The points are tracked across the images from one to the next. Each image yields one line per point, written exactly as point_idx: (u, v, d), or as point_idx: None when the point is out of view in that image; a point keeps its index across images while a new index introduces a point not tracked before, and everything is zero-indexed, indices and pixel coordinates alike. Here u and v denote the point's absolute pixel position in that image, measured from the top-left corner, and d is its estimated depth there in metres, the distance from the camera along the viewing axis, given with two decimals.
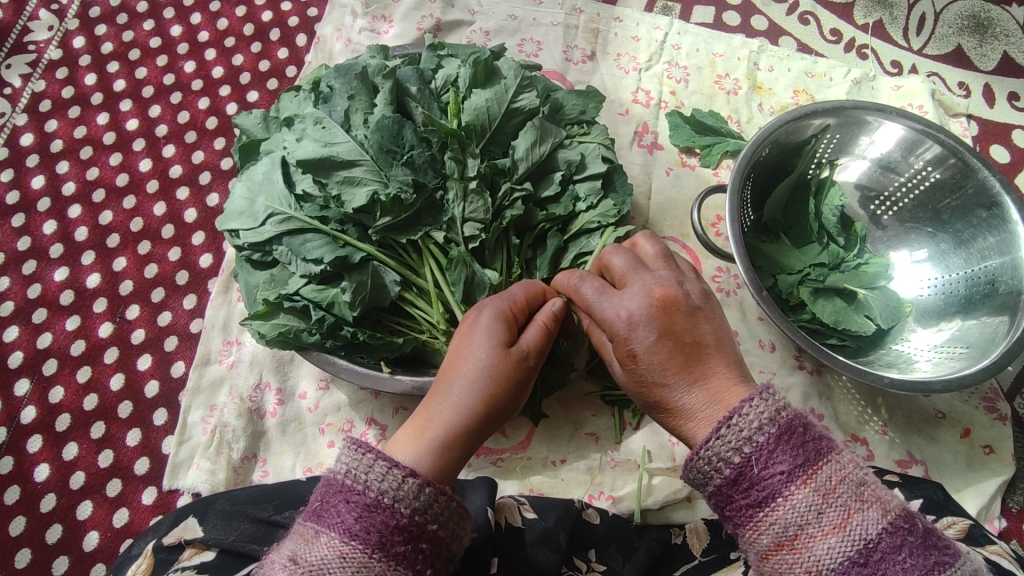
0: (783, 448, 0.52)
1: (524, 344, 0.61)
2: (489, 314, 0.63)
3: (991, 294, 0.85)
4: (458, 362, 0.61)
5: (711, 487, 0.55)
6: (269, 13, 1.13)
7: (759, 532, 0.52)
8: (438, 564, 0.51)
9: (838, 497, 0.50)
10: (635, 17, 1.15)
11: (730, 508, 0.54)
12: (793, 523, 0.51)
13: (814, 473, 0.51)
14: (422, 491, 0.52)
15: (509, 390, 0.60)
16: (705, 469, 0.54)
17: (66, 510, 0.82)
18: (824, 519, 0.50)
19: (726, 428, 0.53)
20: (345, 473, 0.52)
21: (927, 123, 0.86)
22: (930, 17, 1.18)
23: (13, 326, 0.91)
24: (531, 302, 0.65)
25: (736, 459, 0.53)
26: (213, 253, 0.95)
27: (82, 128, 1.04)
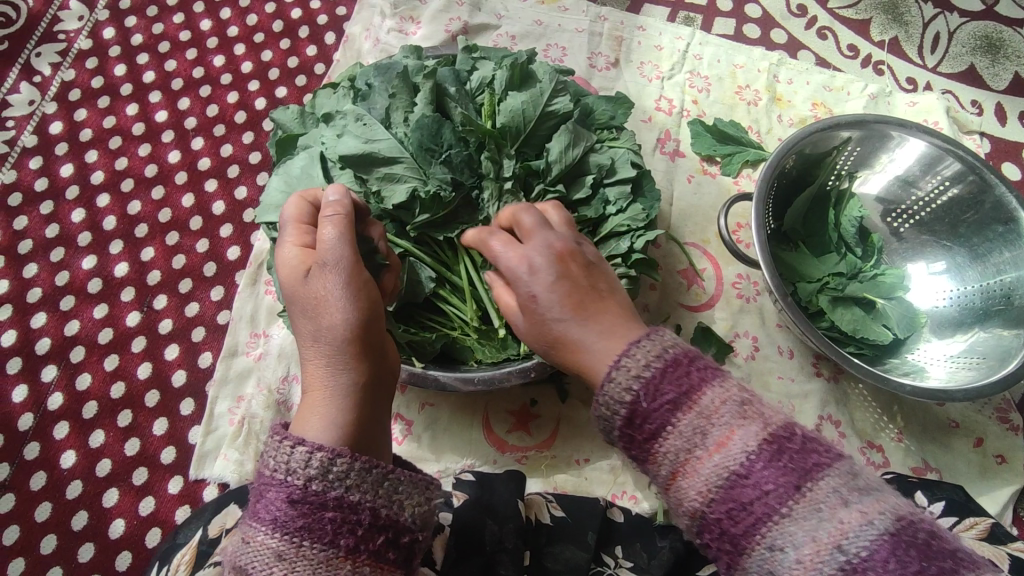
0: (670, 377, 0.53)
1: (326, 253, 0.56)
2: (283, 261, 0.59)
3: (1007, 307, 0.87)
4: (301, 319, 0.57)
5: (615, 429, 0.56)
6: (298, 10, 1.14)
7: (658, 463, 0.54)
8: (358, 530, 0.48)
9: (720, 417, 0.52)
10: (658, 27, 1.17)
11: (636, 446, 0.55)
12: (683, 448, 0.52)
13: (698, 398, 0.53)
14: (314, 457, 0.49)
15: (359, 301, 0.56)
16: (605, 411, 0.56)
17: (93, 497, 0.84)
18: (708, 438, 0.51)
19: (617, 369, 0.55)
20: (256, 459, 0.52)
21: (947, 140, 0.89)
22: (943, 36, 1.21)
23: (41, 312, 0.93)
24: (303, 221, 0.61)
25: (628, 397, 0.54)
26: (240, 246, 0.96)
27: (111, 118, 1.05)
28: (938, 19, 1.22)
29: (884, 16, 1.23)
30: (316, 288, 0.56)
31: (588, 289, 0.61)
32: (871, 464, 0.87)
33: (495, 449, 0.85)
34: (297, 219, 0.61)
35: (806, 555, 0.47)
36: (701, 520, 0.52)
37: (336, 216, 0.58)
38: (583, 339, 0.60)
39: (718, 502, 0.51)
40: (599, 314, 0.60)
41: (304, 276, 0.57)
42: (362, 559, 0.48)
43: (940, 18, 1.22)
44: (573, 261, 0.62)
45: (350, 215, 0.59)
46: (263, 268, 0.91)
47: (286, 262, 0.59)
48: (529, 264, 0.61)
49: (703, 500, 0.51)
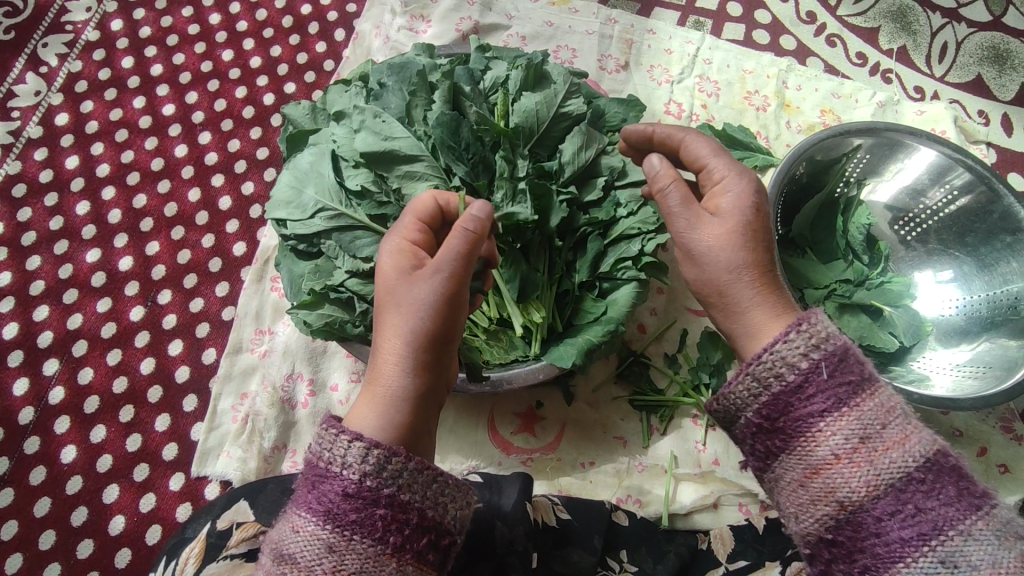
0: (850, 365, 0.56)
1: (443, 264, 0.56)
2: (392, 249, 0.59)
3: (1013, 317, 0.87)
4: (388, 313, 0.57)
5: (769, 399, 0.56)
6: (308, 6, 1.13)
7: (815, 444, 0.55)
8: (406, 529, 0.50)
9: (897, 416, 0.55)
10: (668, 31, 1.17)
11: (784, 420, 0.56)
12: (855, 434, 0.54)
13: (875, 391, 0.55)
14: (369, 455, 0.50)
15: (443, 320, 0.56)
16: (765, 377, 0.56)
17: (92, 493, 0.83)
18: (886, 432, 0.54)
19: (796, 333, 0.56)
20: (312, 448, 0.54)
21: (957, 149, 0.88)
22: (952, 46, 1.21)
23: (44, 305, 0.92)
24: (424, 217, 0.61)
25: (805, 365, 0.55)
26: (247, 242, 0.95)
27: (118, 111, 1.04)
28: (946, 29, 1.22)
29: (893, 25, 1.23)
30: (420, 289, 0.56)
31: (770, 245, 0.63)
32: None
33: (499, 451, 0.85)
34: (423, 216, 0.61)
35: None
36: (849, 512, 0.54)
37: (472, 231, 0.57)
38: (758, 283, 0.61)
39: (886, 498, 0.53)
40: (768, 279, 0.62)
41: (411, 273, 0.57)
42: (407, 559, 0.50)
43: (948, 28, 1.22)
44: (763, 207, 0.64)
45: (479, 237, 0.57)
46: (269, 264, 0.91)
47: (394, 251, 0.59)
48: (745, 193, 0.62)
49: (865, 494, 0.53)
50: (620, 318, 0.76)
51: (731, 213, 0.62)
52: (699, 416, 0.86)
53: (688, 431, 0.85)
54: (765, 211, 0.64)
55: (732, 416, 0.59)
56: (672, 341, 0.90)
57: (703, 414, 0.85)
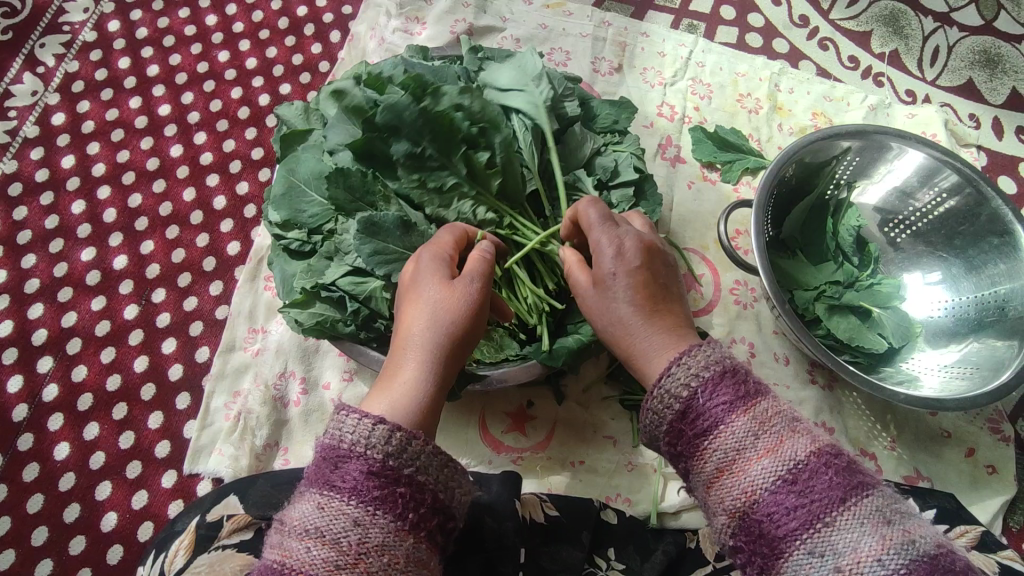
0: (730, 379, 0.56)
1: (479, 273, 0.64)
2: (430, 256, 0.64)
3: (1001, 318, 0.87)
4: (416, 307, 0.61)
5: (660, 425, 0.58)
6: (304, 8, 1.14)
7: (703, 460, 0.55)
8: (422, 508, 0.52)
9: (773, 425, 0.54)
10: (661, 33, 1.18)
11: (681, 443, 0.57)
12: (733, 449, 0.54)
13: (751, 405, 0.55)
14: (393, 436, 0.52)
15: (467, 320, 0.62)
16: (656, 406, 0.58)
17: (85, 489, 0.83)
18: (759, 442, 0.53)
19: (677, 364, 0.57)
20: (328, 432, 0.55)
21: (945, 152, 0.90)
22: (943, 50, 1.22)
23: (39, 303, 0.93)
24: (455, 236, 0.67)
25: (683, 394, 0.56)
26: (241, 241, 0.96)
27: (114, 111, 1.05)
28: (938, 33, 1.23)
29: (885, 29, 1.24)
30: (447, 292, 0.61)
31: (653, 300, 0.62)
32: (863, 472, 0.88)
33: (490, 449, 0.85)
34: (455, 233, 0.67)
35: (847, 563, 0.49)
36: (740, 520, 0.54)
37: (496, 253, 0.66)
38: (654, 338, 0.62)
39: (765, 503, 0.52)
40: (662, 314, 0.63)
41: (443, 277, 0.62)
42: (421, 537, 0.51)
43: (939, 32, 1.23)
44: (658, 256, 0.64)
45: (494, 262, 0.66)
46: (263, 264, 0.91)
47: (432, 258, 0.63)
48: (618, 246, 0.63)
49: (746, 501, 0.53)
50: None
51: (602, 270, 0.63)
52: None
53: None
54: (640, 266, 0.62)
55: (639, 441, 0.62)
56: None
57: None
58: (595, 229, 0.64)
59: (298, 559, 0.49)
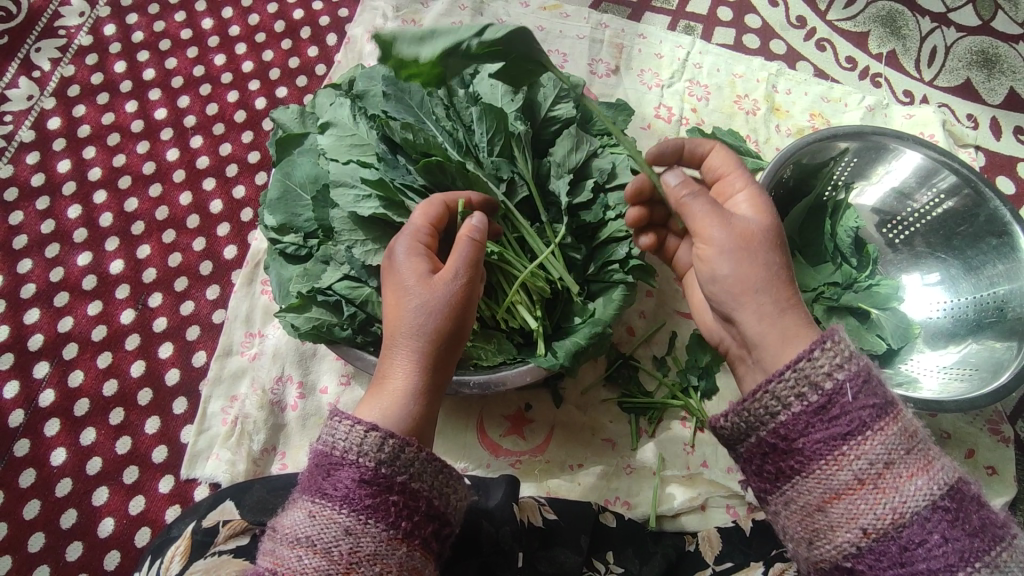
0: (871, 386, 0.56)
1: (459, 265, 0.60)
2: (408, 252, 0.61)
3: (1000, 319, 0.87)
4: (398, 308, 0.59)
5: (787, 415, 0.57)
6: (300, 11, 1.14)
7: (838, 468, 0.55)
8: (415, 516, 0.52)
9: (919, 444, 0.56)
10: (658, 35, 1.18)
11: (809, 441, 0.56)
12: (879, 460, 0.54)
13: (899, 414, 0.56)
14: (386, 443, 0.52)
15: (453, 316, 0.59)
16: (788, 394, 0.56)
17: (82, 495, 0.83)
18: (910, 460, 0.54)
19: (821, 350, 0.56)
20: (320, 438, 0.55)
21: (943, 152, 0.89)
22: (940, 50, 1.22)
23: (35, 308, 0.93)
24: (432, 224, 0.64)
25: (828, 385, 0.55)
26: (238, 245, 0.95)
27: (110, 115, 1.05)
28: (935, 34, 1.23)
29: (883, 30, 1.24)
30: (431, 291, 0.58)
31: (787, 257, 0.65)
32: None
33: (488, 453, 0.85)
34: (433, 222, 0.64)
35: None
36: (874, 540, 0.54)
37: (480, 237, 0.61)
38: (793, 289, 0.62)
39: (913, 527, 0.53)
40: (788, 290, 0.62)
41: (424, 275, 0.59)
42: (415, 544, 0.51)
43: (937, 33, 1.23)
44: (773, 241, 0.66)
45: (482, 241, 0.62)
46: (259, 268, 0.91)
47: (412, 255, 0.61)
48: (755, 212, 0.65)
49: (888, 522, 0.54)
50: (607, 321, 0.76)
51: (759, 215, 0.64)
52: (687, 418, 0.87)
53: (676, 433, 0.86)
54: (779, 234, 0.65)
55: (742, 435, 0.60)
56: (661, 344, 0.91)
57: (690, 416, 0.86)
58: (744, 181, 0.68)
59: (290, 567, 0.49)
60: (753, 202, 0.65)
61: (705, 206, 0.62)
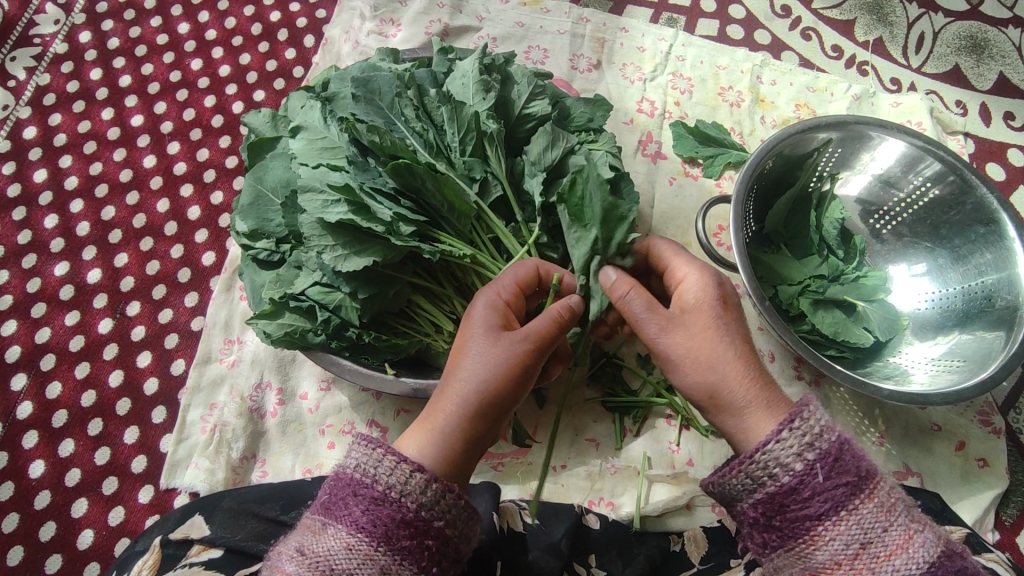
0: (846, 462, 0.55)
1: (529, 331, 0.61)
2: (485, 303, 0.64)
3: (988, 308, 0.86)
4: (461, 354, 0.62)
5: (762, 495, 0.56)
6: (277, 13, 1.13)
7: (814, 547, 0.54)
8: (444, 561, 0.53)
9: (898, 516, 0.54)
10: (641, 28, 1.16)
11: (782, 518, 0.56)
12: (855, 540, 0.53)
13: (876, 488, 0.55)
14: (430, 487, 0.53)
15: (510, 377, 0.60)
16: (760, 475, 0.56)
17: (61, 507, 0.83)
18: (888, 537, 0.53)
19: (789, 431, 0.56)
20: (354, 465, 0.54)
21: (927, 140, 0.88)
22: (928, 36, 1.20)
23: (12, 320, 0.93)
24: (520, 283, 0.66)
25: (800, 466, 0.55)
26: (216, 251, 0.95)
27: (86, 123, 1.04)
28: (923, 19, 1.21)
29: (869, 17, 1.22)
30: (495, 347, 0.61)
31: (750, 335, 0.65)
32: None
33: None
34: (521, 282, 0.66)
35: None
36: None
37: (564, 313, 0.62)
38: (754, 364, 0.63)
39: None
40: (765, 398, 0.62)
41: (495, 329, 0.62)
42: None
43: (924, 18, 1.21)
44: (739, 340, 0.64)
45: (567, 321, 0.62)
46: (238, 273, 0.90)
47: (491, 308, 0.63)
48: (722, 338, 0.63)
49: None
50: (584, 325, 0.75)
51: (697, 306, 0.64)
52: (673, 416, 0.86)
53: (662, 431, 0.85)
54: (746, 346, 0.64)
55: (728, 502, 0.60)
56: None
57: (676, 414, 0.85)
58: (685, 265, 0.68)
59: None
60: (694, 286, 0.65)
61: (641, 303, 0.64)
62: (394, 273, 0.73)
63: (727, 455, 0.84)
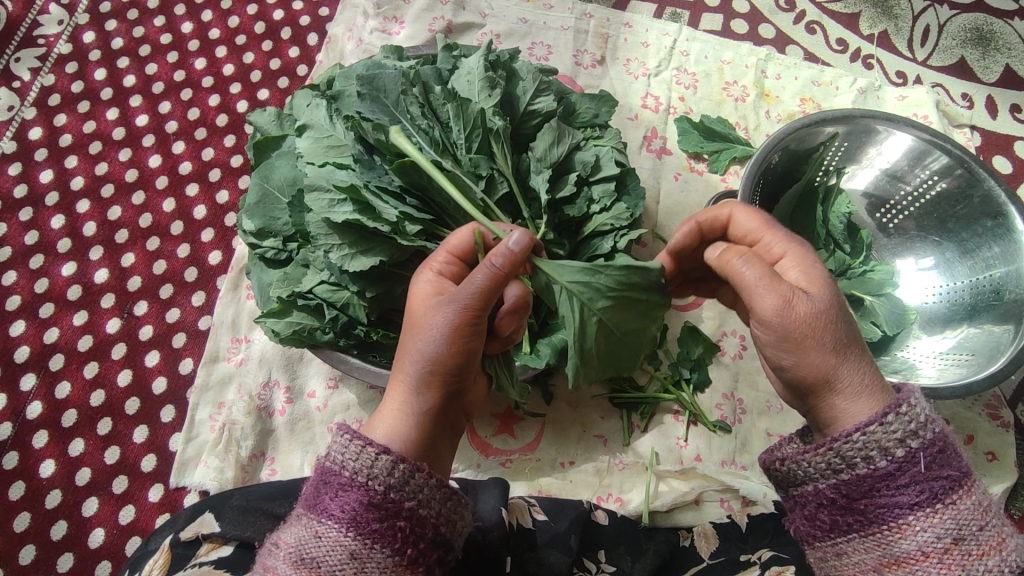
0: (948, 458, 0.53)
1: (464, 292, 0.57)
2: (424, 278, 0.62)
3: (997, 302, 0.85)
4: (407, 333, 0.60)
5: (851, 475, 0.54)
6: (280, 11, 1.13)
7: (900, 536, 0.52)
8: (422, 543, 0.52)
9: (992, 518, 0.52)
10: (645, 23, 1.16)
11: (869, 502, 0.53)
12: (949, 534, 0.51)
13: (973, 488, 0.53)
14: (396, 467, 0.53)
15: (455, 340, 0.58)
16: (852, 455, 0.54)
17: (72, 506, 0.84)
18: (984, 536, 0.51)
19: (895, 414, 0.53)
20: (326, 455, 0.55)
21: (933, 133, 0.88)
22: (934, 29, 1.19)
23: (20, 320, 0.93)
24: (456, 252, 0.63)
25: (900, 452, 0.52)
26: (222, 250, 0.95)
27: (91, 123, 1.04)
28: (928, 12, 1.20)
29: (874, 9, 1.21)
30: (434, 317, 0.58)
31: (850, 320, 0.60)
32: None
33: (478, 452, 0.84)
34: (456, 251, 0.63)
35: None
36: None
37: (501, 266, 0.58)
38: (852, 335, 0.58)
39: None
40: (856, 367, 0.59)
41: (432, 299, 0.60)
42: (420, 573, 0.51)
43: (930, 11, 1.20)
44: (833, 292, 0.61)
45: (504, 272, 0.58)
46: (244, 272, 0.90)
47: (426, 281, 0.62)
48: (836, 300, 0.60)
49: None
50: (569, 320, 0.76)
51: (809, 286, 0.59)
52: (680, 412, 0.86)
53: (670, 427, 0.85)
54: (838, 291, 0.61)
55: (798, 480, 0.57)
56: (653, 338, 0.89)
57: (683, 410, 0.85)
58: (785, 242, 0.63)
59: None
60: (800, 265, 0.61)
61: (755, 272, 0.59)
62: (402, 271, 0.73)
63: (734, 450, 0.84)
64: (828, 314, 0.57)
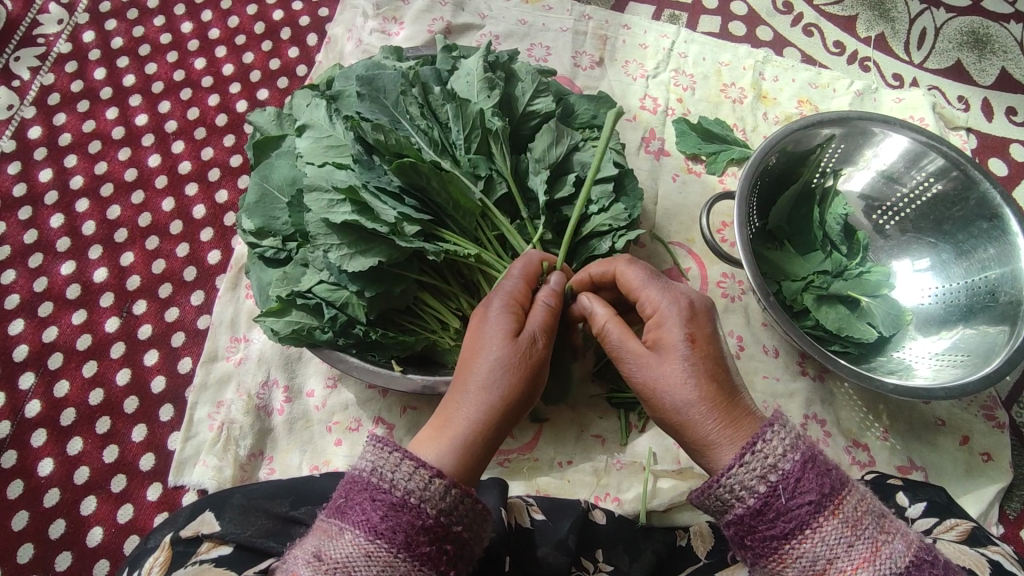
0: (807, 478, 0.52)
1: (536, 330, 0.62)
2: (493, 308, 0.63)
3: (992, 303, 0.86)
4: (474, 361, 0.60)
5: (731, 516, 0.55)
6: (279, 12, 1.13)
7: (784, 566, 0.53)
8: (461, 564, 0.54)
9: (864, 528, 0.52)
10: (643, 25, 1.16)
11: (752, 539, 0.54)
12: (821, 556, 0.51)
13: (841, 503, 0.52)
14: (449, 492, 0.53)
15: (523, 371, 0.60)
16: (727, 497, 0.55)
17: (70, 505, 0.84)
18: (854, 551, 0.51)
19: (750, 454, 0.54)
20: (371, 469, 0.54)
21: (930, 135, 0.88)
22: (930, 31, 1.20)
23: (19, 319, 0.93)
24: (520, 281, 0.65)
25: (762, 489, 0.53)
26: (221, 249, 0.95)
27: (91, 122, 1.05)
28: (925, 15, 1.21)
29: (871, 12, 1.22)
30: (507, 348, 0.60)
31: (725, 367, 0.59)
32: (856, 464, 0.86)
33: None
34: (524, 281, 0.66)
35: None
36: None
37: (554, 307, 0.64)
38: (702, 392, 0.58)
39: None
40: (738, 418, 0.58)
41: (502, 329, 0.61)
42: None
43: (926, 14, 1.21)
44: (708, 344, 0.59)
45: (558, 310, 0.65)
46: (243, 272, 0.91)
47: (495, 309, 0.63)
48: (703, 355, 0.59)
49: None
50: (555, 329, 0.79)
51: (665, 349, 0.60)
52: None
53: None
54: (711, 332, 0.60)
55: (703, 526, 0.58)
56: None
57: None
58: (657, 292, 0.63)
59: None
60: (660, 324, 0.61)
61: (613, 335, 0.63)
62: (400, 272, 0.73)
63: None
64: (676, 378, 0.58)
